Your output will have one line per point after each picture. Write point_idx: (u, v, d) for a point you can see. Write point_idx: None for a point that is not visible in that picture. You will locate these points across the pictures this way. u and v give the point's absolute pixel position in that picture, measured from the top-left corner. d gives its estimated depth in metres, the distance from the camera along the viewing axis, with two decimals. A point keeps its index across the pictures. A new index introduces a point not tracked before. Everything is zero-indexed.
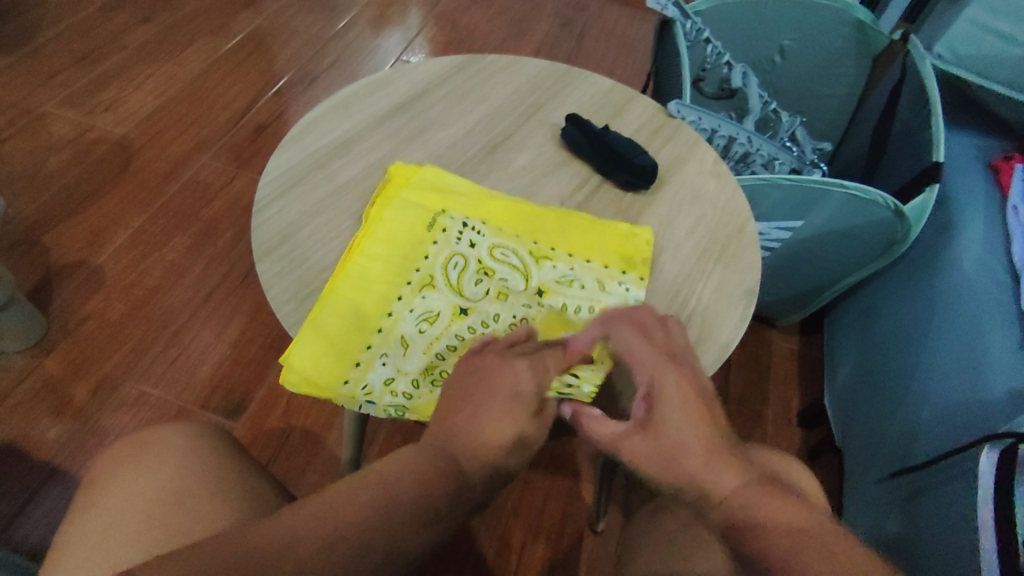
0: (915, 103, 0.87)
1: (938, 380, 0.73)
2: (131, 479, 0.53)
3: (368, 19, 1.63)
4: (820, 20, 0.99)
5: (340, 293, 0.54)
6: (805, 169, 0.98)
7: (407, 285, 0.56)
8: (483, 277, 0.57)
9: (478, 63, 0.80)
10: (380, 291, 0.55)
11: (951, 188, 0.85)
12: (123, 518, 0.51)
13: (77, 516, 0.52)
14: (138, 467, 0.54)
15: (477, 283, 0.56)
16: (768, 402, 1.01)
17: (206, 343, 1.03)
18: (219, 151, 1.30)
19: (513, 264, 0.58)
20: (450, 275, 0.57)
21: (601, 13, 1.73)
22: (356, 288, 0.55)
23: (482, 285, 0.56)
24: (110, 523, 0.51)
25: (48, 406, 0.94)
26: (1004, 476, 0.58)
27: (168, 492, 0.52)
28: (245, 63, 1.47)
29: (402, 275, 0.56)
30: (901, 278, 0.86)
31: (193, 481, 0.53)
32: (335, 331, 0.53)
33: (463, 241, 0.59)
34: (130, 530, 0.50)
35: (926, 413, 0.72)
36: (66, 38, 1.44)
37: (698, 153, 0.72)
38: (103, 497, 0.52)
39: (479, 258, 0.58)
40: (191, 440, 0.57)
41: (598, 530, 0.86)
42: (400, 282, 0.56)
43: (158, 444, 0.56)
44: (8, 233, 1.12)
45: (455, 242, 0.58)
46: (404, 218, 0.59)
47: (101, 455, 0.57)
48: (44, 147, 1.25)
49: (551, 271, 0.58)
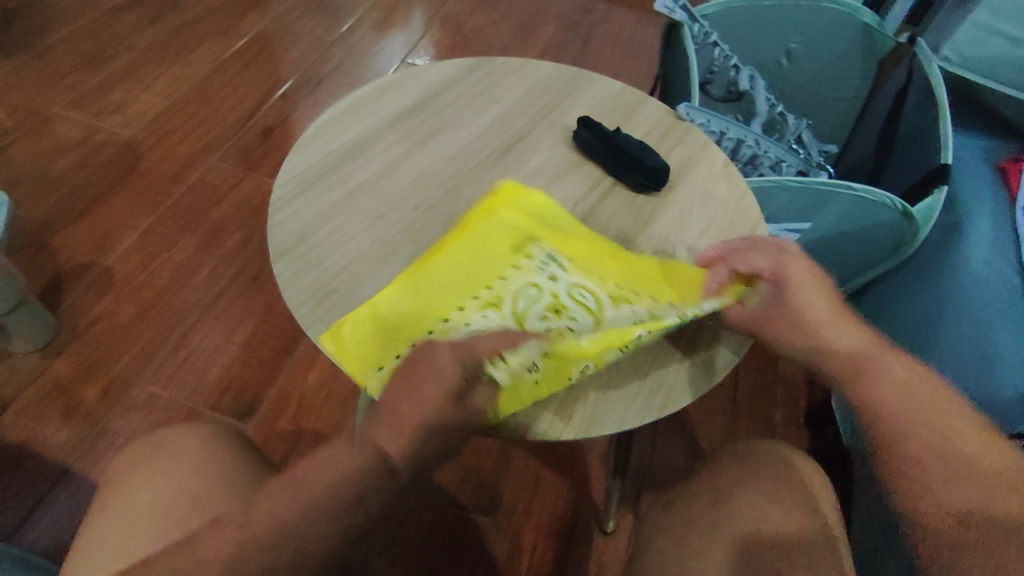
0: (922, 106, 0.88)
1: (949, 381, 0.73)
2: (148, 478, 0.54)
3: (373, 22, 1.63)
4: (825, 24, 1.01)
5: (405, 285, 0.55)
6: (812, 171, 0.99)
7: (473, 300, 0.53)
8: (551, 313, 0.51)
9: (489, 66, 0.80)
10: (445, 295, 0.54)
11: (959, 190, 0.86)
12: (141, 518, 0.51)
13: (95, 515, 0.53)
14: (154, 466, 0.54)
15: (542, 317, 0.51)
16: (777, 403, 1.01)
17: (215, 345, 1.04)
18: (227, 153, 1.30)
19: (589, 306, 0.52)
20: (518, 302, 0.52)
21: (606, 16, 1.74)
22: (422, 287, 0.55)
23: (547, 320, 0.51)
24: (127, 522, 0.51)
25: (58, 407, 0.95)
26: None
27: (184, 492, 0.53)
28: (252, 65, 1.48)
29: (472, 288, 0.54)
30: (905, 278, 0.86)
31: (209, 481, 0.54)
32: (387, 318, 0.53)
33: (545, 271, 0.55)
34: (146, 530, 0.51)
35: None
36: (73, 40, 1.44)
37: (708, 155, 0.73)
38: (120, 496, 0.53)
39: (555, 292, 0.53)
40: (207, 441, 0.57)
41: (607, 531, 0.86)
42: (468, 294, 0.54)
43: (174, 444, 0.56)
44: (17, 235, 1.12)
45: (536, 270, 0.55)
46: (496, 236, 0.60)
47: (118, 455, 0.57)
48: (52, 149, 1.25)
49: (629, 317, 0.51)
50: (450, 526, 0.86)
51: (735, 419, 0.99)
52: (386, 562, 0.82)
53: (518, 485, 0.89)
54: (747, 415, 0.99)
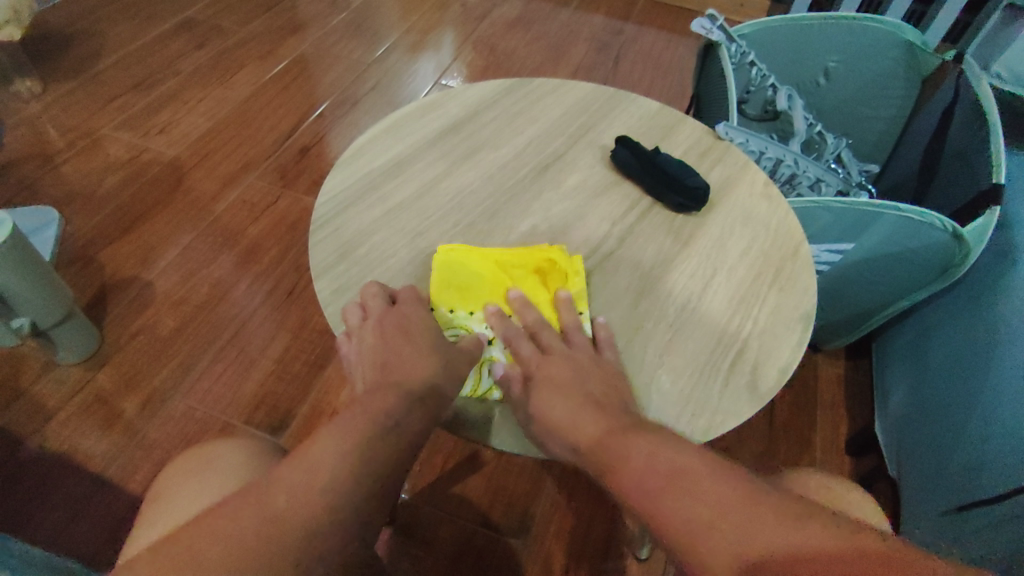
0: (969, 124, 0.85)
1: (1017, 400, 0.69)
2: (188, 475, 0.57)
3: (406, 46, 1.67)
4: (867, 43, 0.99)
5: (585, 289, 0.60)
6: (852, 192, 0.97)
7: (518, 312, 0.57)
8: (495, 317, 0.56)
9: (528, 86, 0.81)
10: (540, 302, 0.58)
11: (1013, 210, 0.82)
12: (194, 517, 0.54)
13: (151, 505, 0.56)
14: (196, 462, 0.58)
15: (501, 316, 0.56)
16: (814, 429, 0.99)
17: (251, 359, 1.05)
18: (265, 172, 1.34)
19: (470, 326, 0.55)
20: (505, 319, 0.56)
21: (636, 37, 1.75)
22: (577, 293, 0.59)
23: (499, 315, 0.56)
24: (174, 509, 0.55)
25: (99, 418, 0.97)
26: (1006, 466, 0.66)
27: (210, 486, 0.56)
28: (290, 87, 1.52)
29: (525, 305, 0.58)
30: (957, 305, 0.83)
31: None
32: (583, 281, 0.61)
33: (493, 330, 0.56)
34: (183, 514, 0.54)
35: (999, 448, 0.68)
36: (125, 66, 1.51)
37: (748, 175, 0.72)
38: (168, 492, 0.56)
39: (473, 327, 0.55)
40: (253, 454, 0.59)
41: (641, 557, 0.84)
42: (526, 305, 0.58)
43: (218, 449, 0.59)
44: (67, 251, 1.16)
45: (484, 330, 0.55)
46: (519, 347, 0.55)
47: (173, 461, 0.60)
48: (101, 168, 1.30)
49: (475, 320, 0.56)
50: (480, 546, 0.84)
51: (772, 445, 0.96)
52: None
53: (549, 507, 0.88)
54: (784, 440, 0.97)
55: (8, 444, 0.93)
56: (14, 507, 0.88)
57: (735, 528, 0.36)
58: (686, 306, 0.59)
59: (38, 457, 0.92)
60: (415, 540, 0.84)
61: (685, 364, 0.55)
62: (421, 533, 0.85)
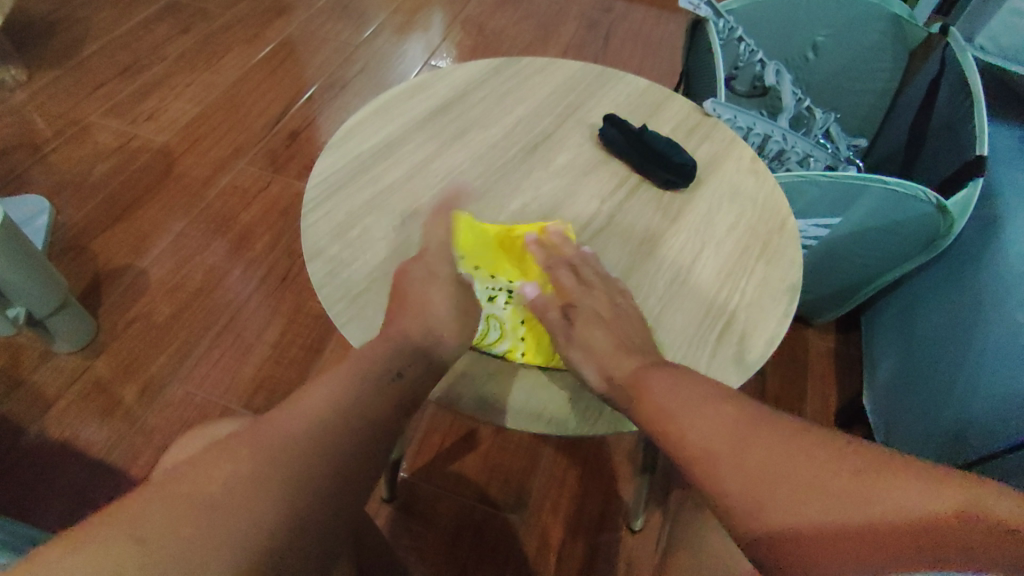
0: (955, 96, 0.86)
1: (1000, 368, 0.70)
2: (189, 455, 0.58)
3: (393, 27, 1.65)
4: (854, 16, 0.99)
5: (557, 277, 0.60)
6: (841, 166, 0.98)
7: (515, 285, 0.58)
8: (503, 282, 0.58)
9: (516, 65, 0.81)
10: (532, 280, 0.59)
11: (998, 180, 0.83)
12: None
13: None
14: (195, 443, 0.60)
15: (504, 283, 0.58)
16: (804, 401, 1.01)
17: (248, 344, 1.06)
18: (255, 158, 1.33)
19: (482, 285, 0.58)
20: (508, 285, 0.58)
21: (626, 14, 1.74)
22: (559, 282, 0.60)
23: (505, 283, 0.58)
24: None
25: (99, 405, 0.98)
26: (991, 434, 0.68)
27: None
28: (278, 70, 1.51)
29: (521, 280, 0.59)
30: (943, 275, 0.84)
31: None
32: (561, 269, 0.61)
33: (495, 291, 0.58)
34: None
35: (978, 416, 0.71)
36: (110, 52, 1.49)
37: (735, 151, 0.73)
38: None
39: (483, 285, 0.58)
40: None
41: (636, 529, 0.86)
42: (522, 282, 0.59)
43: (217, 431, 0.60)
44: (59, 240, 1.16)
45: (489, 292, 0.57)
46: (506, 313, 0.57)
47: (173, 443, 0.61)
48: (90, 157, 1.29)
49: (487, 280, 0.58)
50: (478, 521, 0.86)
51: None
52: (416, 558, 0.83)
53: (546, 482, 0.90)
54: None
55: (10, 432, 0.94)
56: (19, 494, 0.89)
57: (747, 500, 0.41)
58: (674, 281, 0.60)
59: (40, 444, 0.93)
60: (415, 517, 0.86)
61: (674, 337, 0.56)
62: (420, 510, 0.87)
